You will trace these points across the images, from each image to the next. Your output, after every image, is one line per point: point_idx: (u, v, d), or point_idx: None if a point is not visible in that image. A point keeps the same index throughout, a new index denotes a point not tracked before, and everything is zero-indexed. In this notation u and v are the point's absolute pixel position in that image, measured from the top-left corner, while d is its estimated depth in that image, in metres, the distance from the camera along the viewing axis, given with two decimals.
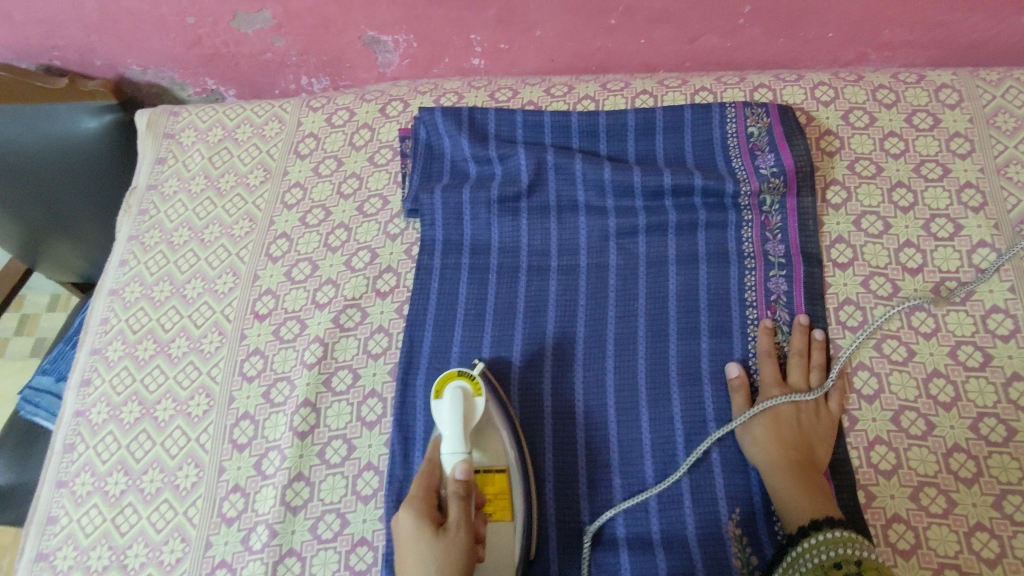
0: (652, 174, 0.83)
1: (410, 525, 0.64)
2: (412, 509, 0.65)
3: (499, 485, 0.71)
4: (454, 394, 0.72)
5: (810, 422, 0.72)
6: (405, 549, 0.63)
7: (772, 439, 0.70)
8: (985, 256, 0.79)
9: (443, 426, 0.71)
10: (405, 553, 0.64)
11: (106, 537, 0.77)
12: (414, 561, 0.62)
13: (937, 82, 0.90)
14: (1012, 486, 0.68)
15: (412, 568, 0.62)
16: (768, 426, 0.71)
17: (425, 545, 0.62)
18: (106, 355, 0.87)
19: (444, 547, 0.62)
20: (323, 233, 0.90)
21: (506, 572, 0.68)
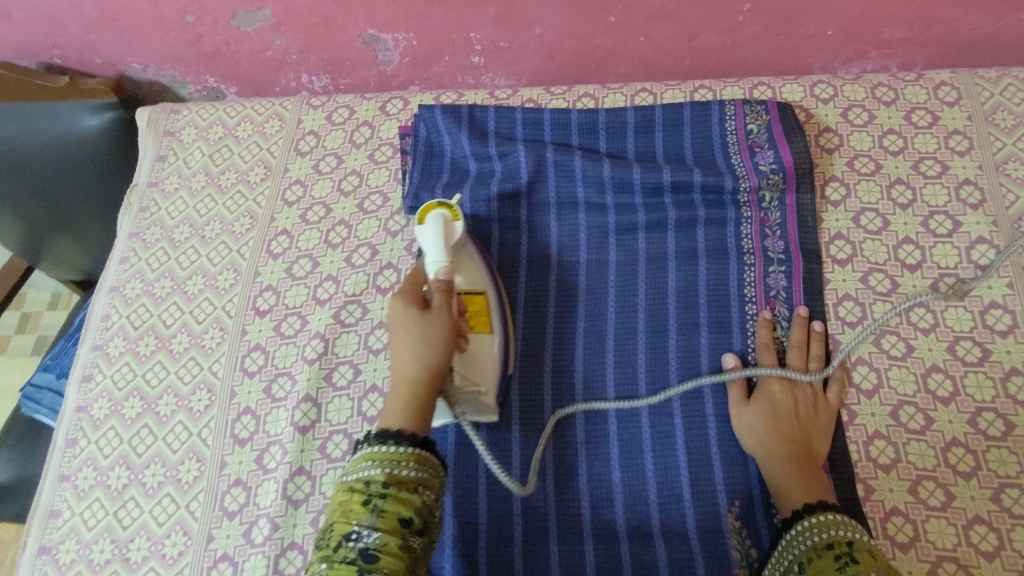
0: (651, 170, 0.83)
1: (400, 313, 0.66)
2: (399, 297, 0.67)
3: (479, 303, 0.76)
4: (435, 216, 0.76)
5: (809, 416, 0.72)
6: (395, 334, 0.65)
7: (769, 432, 0.70)
8: (983, 253, 0.79)
9: (427, 243, 0.75)
10: (394, 336, 0.65)
11: (108, 531, 0.77)
12: (405, 340, 0.64)
13: (935, 80, 0.90)
14: (1011, 480, 0.68)
15: (403, 349, 0.64)
16: (765, 416, 0.71)
17: (415, 317, 0.65)
18: (108, 351, 0.88)
19: (434, 326, 0.64)
20: (324, 230, 0.91)
21: (485, 375, 0.74)
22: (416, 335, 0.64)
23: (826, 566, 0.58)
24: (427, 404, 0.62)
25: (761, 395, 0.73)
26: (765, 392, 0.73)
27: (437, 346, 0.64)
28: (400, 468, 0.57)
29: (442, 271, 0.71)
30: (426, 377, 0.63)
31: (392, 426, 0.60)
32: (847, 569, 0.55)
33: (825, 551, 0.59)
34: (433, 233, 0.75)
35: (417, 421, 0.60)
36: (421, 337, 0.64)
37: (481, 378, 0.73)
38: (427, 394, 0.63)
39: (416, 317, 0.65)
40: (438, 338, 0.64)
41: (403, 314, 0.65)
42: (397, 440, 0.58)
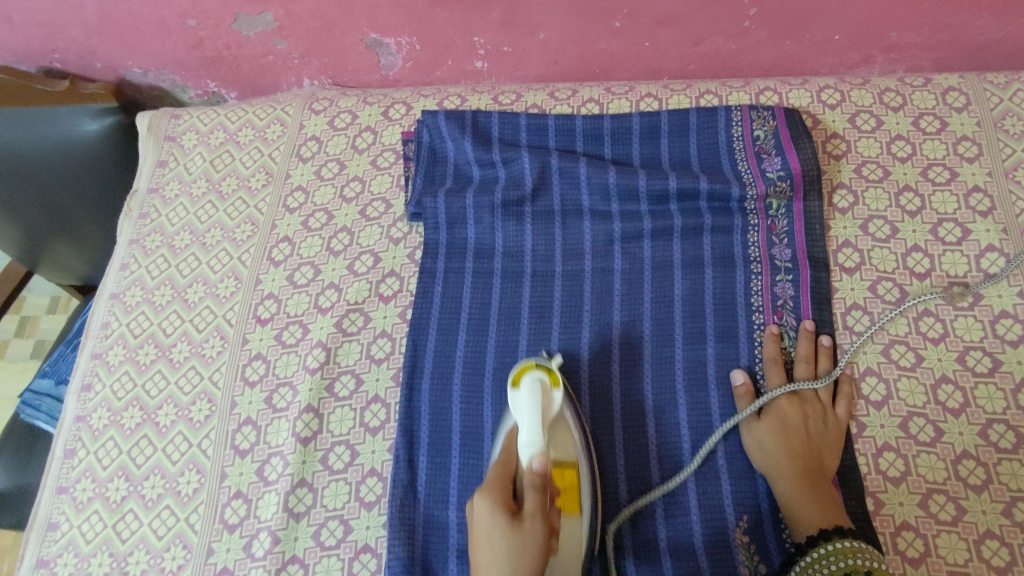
0: (657, 178, 0.82)
1: (487, 514, 0.60)
2: (486, 500, 0.61)
3: (569, 479, 0.68)
4: (531, 383, 0.70)
5: (818, 431, 0.71)
6: (479, 545, 0.60)
7: (780, 448, 0.69)
8: (993, 261, 0.78)
9: (521, 413, 0.68)
10: (477, 562, 0.60)
11: (106, 544, 0.76)
12: (490, 563, 0.58)
13: (944, 85, 0.89)
14: (1023, 494, 0.67)
15: (488, 566, 0.58)
16: (775, 435, 0.70)
17: (502, 536, 0.58)
18: (108, 360, 0.87)
19: (520, 533, 0.58)
20: (325, 237, 0.90)
21: (571, 568, 0.65)
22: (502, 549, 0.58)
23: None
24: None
25: (770, 414, 0.72)
26: (774, 409, 0.73)
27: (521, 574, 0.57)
28: None
29: (536, 457, 0.64)
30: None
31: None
32: None
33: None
34: (527, 405, 0.68)
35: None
36: (506, 555, 0.57)
37: (569, 568, 0.65)
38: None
39: (500, 532, 0.59)
40: (522, 562, 0.57)
41: (487, 523, 0.60)
42: None
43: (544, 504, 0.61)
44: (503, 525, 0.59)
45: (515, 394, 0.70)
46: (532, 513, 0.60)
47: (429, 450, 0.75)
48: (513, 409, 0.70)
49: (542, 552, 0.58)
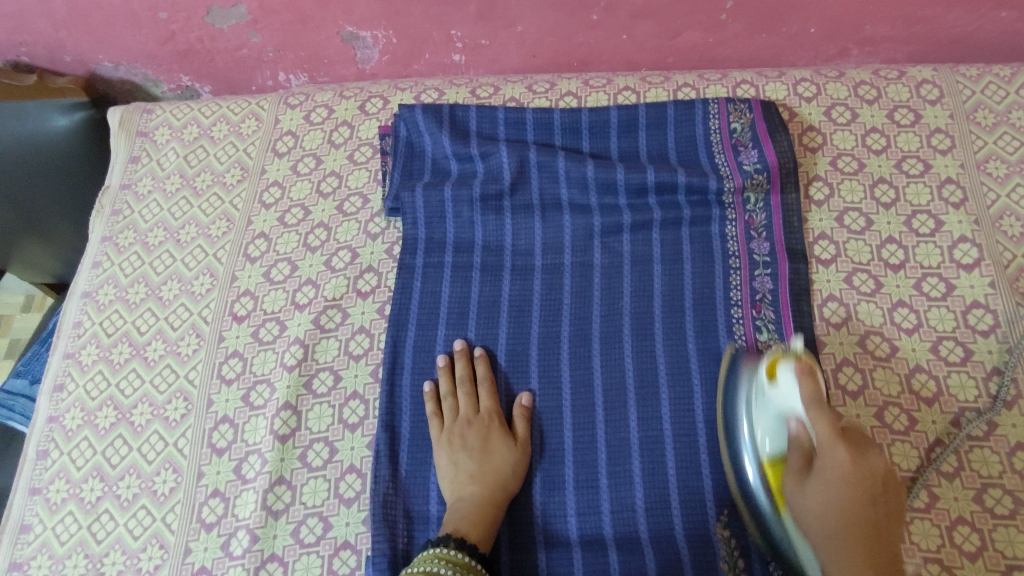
0: (635, 172, 0.82)
1: (829, 463, 0.56)
2: (826, 450, 0.57)
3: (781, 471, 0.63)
4: (790, 369, 0.62)
5: (846, 482, 0.56)
6: (807, 483, 0.58)
7: (836, 530, 0.55)
8: (966, 252, 0.79)
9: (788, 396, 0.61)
10: (800, 501, 0.58)
11: (81, 545, 0.75)
12: (812, 519, 0.57)
13: (917, 78, 0.90)
14: (994, 480, 0.69)
15: (818, 544, 0.57)
16: (829, 505, 0.56)
17: (825, 478, 0.56)
18: (81, 359, 0.85)
19: (852, 485, 0.56)
20: (302, 232, 0.89)
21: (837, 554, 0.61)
22: (832, 515, 0.56)
23: None
24: (490, 528, 0.68)
25: (818, 471, 0.57)
26: (823, 465, 0.57)
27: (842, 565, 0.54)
28: (440, 560, 0.62)
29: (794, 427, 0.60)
30: (502, 496, 0.70)
31: (457, 533, 0.66)
32: None
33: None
34: (795, 392, 0.61)
35: (478, 538, 0.66)
36: (831, 533, 0.56)
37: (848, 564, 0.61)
38: (492, 494, 0.69)
39: (813, 484, 0.57)
40: (845, 525, 0.55)
41: (801, 479, 0.59)
42: (447, 542, 0.64)
43: (532, 433, 0.75)
44: (831, 480, 0.56)
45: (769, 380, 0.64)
46: (865, 477, 0.56)
47: (409, 449, 0.75)
48: (774, 401, 0.63)
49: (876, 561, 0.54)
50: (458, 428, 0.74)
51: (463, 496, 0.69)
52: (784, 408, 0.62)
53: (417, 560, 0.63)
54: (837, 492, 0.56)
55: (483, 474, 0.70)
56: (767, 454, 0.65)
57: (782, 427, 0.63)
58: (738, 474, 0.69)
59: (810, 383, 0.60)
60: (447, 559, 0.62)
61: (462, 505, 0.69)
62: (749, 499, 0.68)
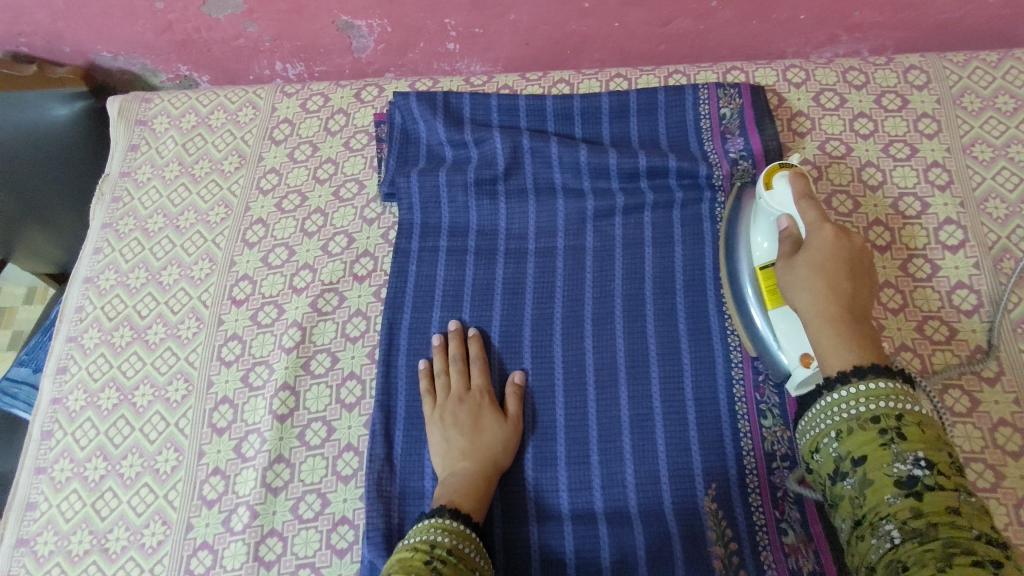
0: (626, 155, 0.84)
1: (816, 239, 0.63)
2: (814, 228, 0.63)
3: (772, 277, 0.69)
4: (784, 178, 0.68)
5: (832, 253, 0.61)
6: (793, 260, 0.64)
7: (818, 285, 0.61)
8: (951, 234, 0.81)
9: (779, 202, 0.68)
10: (787, 274, 0.64)
11: (85, 522, 0.77)
12: (796, 284, 0.62)
13: (905, 64, 0.92)
14: (976, 455, 0.70)
15: (795, 287, 0.62)
16: (815, 274, 0.61)
17: (812, 253, 0.62)
18: (82, 342, 0.87)
19: (837, 256, 0.61)
20: (299, 218, 0.90)
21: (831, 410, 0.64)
22: (816, 284, 0.61)
23: (867, 443, 0.52)
24: (483, 500, 0.69)
25: (804, 256, 0.62)
26: (810, 244, 0.63)
27: (824, 311, 0.60)
28: (435, 529, 0.63)
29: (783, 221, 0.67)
30: (494, 470, 0.72)
31: (450, 505, 0.67)
32: (891, 445, 0.51)
33: (868, 423, 0.53)
34: (788, 196, 0.67)
35: (471, 509, 0.68)
36: (813, 298, 0.60)
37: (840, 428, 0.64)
38: (484, 469, 0.71)
39: (800, 257, 0.63)
40: (828, 295, 0.60)
41: (790, 258, 0.64)
42: (443, 512, 0.65)
43: (523, 411, 0.76)
44: (816, 253, 0.62)
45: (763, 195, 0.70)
46: (846, 253, 0.62)
47: (404, 428, 0.77)
48: (768, 204, 0.69)
49: (850, 311, 0.60)
50: (450, 405, 0.75)
51: (456, 470, 0.71)
52: (775, 213, 0.68)
53: (413, 530, 0.65)
54: (823, 260, 0.61)
55: (475, 450, 0.72)
56: (762, 260, 0.70)
57: (772, 231, 0.69)
58: (733, 283, 0.75)
59: (803, 185, 0.67)
60: (442, 528, 0.64)
61: (455, 479, 0.70)
62: (741, 309, 0.73)
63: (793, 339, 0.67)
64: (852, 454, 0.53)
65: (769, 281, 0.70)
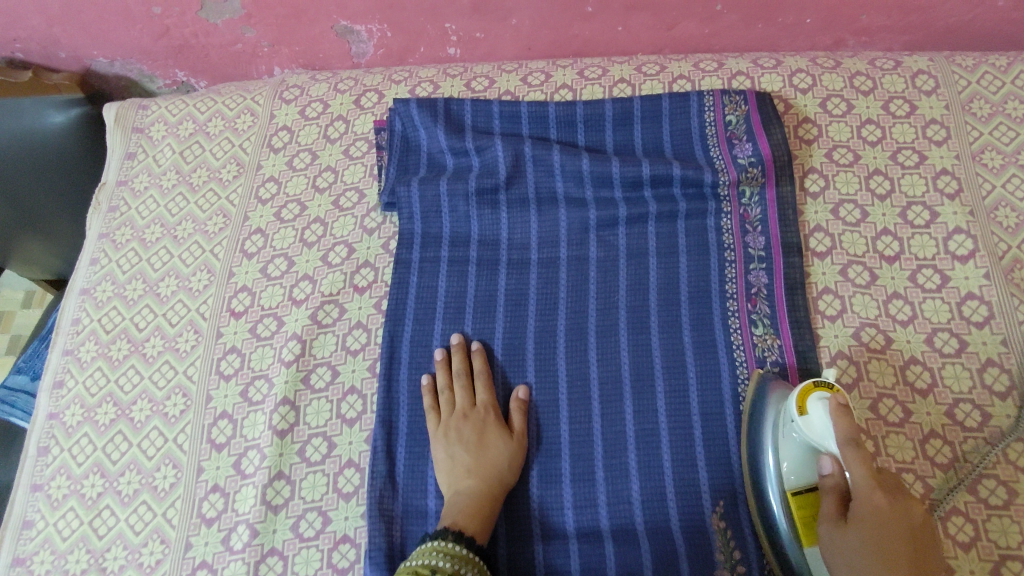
0: (630, 165, 0.82)
1: (864, 501, 0.55)
2: (864, 494, 0.55)
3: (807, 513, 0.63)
4: (823, 404, 0.61)
5: (889, 533, 0.53)
6: (845, 525, 0.56)
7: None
8: (961, 243, 0.79)
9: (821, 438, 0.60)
10: (832, 547, 0.57)
11: (83, 541, 0.75)
12: (849, 561, 0.55)
13: (914, 68, 0.90)
14: (987, 470, 0.69)
15: (842, 564, 0.55)
16: (870, 560, 0.53)
17: (868, 520, 0.54)
18: (80, 356, 0.86)
19: (896, 532, 0.53)
20: (298, 228, 0.89)
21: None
22: (867, 563, 0.53)
23: None
24: (487, 521, 0.68)
25: (856, 514, 0.55)
26: (856, 503, 0.55)
27: None
28: (437, 552, 0.62)
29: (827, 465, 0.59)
30: (499, 490, 0.70)
31: (454, 526, 0.66)
32: None
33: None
34: (829, 433, 0.59)
35: (475, 531, 0.66)
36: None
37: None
38: (489, 487, 0.70)
39: (852, 526, 0.55)
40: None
41: (838, 522, 0.57)
42: (445, 535, 0.64)
43: (528, 428, 0.75)
44: (873, 517, 0.54)
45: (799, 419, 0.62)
46: (904, 523, 0.54)
47: (407, 445, 0.75)
48: (803, 432, 0.62)
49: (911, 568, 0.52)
50: (454, 422, 0.74)
51: (460, 489, 0.70)
52: (814, 443, 0.61)
53: (415, 552, 0.64)
54: (876, 536, 0.53)
55: (480, 468, 0.71)
56: (791, 486, 0.64)
57: (807, 462, 0.63)
58: (756, 486, 0.67)
59: (845, 421, 0.59)
60: (444, 551, 0.63)
61: (460, 498, 0.69)
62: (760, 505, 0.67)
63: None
64: None
65: (804, 516, 0.63)
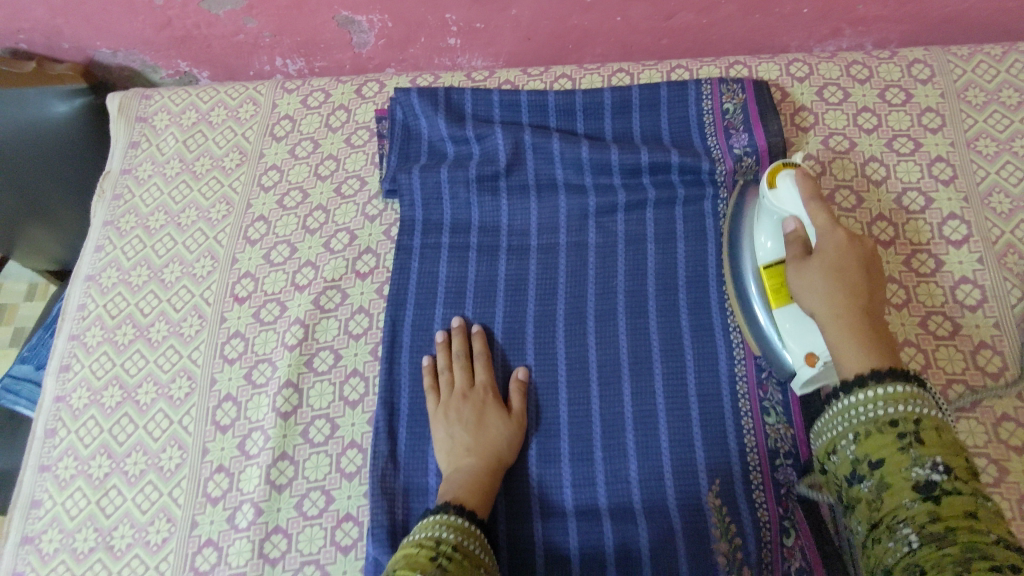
0: (629, 152, 0.84)
1: (828, 243, 0.64)
2: (825, 233, 0.64)
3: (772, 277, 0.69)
4: (790, 177, 0.69)
5: (842, 256, 0.63)
6: (806, 264, 0.64)
7: (835, 288, 0.62)
8: (955, 228, 0.80)
9: (789, 205, 0.68)
10: (799, 276, 0.65)
11: (90, 520, 0.77)
12: (812, 284, 0.63)
13: (909, 57, 0.91)
14: (980, 450, 0.70)
15: (806, 284, 0.64)
16: (830, 283, 0.62)
17: (827, 260, 0.63)
18: (86, 341, 0.87)
19: (849, 259, 0.63)
20: (301, 215, 0.90)
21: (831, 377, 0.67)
22: (827, 283, 0.62)
23: (884, 449, 0.53)
24: (486, 497, 0.69)
25: (818, 253, 0.64)
26: (820, 251, 0.64)
27: (841, 290, 0.62)
28: (439, 526, 0.63)
29: (790, 224, 0.67)
30: (499, 467, 0.72)
31: (454, 501, 0.67)
32: (909, 450, 0.51)
33: (886, 428, 0.53)
34: (795, 198, 0.68)
35: (475, 506, 0.68)
36: (826, 284, 0.62)
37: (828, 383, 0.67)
38: (489, 466, 0.71)
39: (814, 261, 0.64)
40: (843, 297, 0.61)
41: (800, 261, 0.65)
42: (447, 509, 0.65)
43: (527, 408, 0.76)
44: (832, 259, 0.63)
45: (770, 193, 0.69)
46: (856, 258, 0.64)
47: (409, 426, 0.76)
48: (774, 205, 0.69)
49: (864, 308, 0.61)
50: (454, 401, 0.75)
51: (460, 467, 0.71)
52: (783, 212, 0.69)
53: (418, 527, 0.65)
54: (836, 265, 0.63)
55: (480, 446, 0.72)
56: (762, 258, 0.70)
57: (777, 232, 0.70)
58: (734, 281, 0.74)
59: (810, 185, 0.67)
60: (447, 524, 0.64)
61: (460, 475, 0.70)
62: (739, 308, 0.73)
63: (800, 337, 0.67)
64: (870, 458, 0.53)
65: (773, 278, 0.69)
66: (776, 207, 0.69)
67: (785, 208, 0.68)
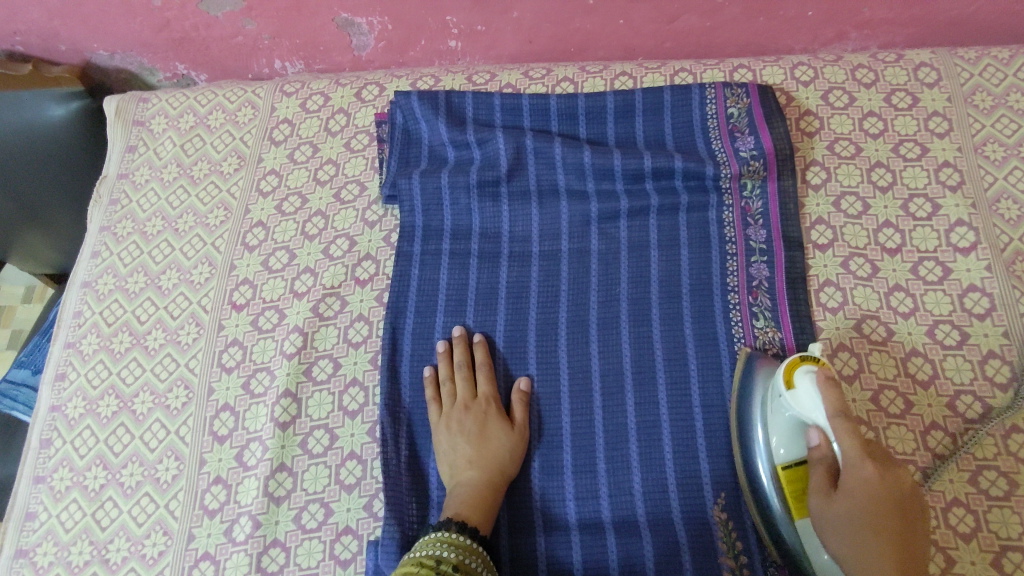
0: (632, 158, 0.82)
1: (857, 479, 0.55)
2: (855, 463, 0.55)
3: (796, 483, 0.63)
4: (809, 376, 0.61)
5: (873, 497, 0.54)
6: (834, 496, 0.57)
7: (863, 542, 0.53)
8: (963, 236, 0.79)
9: (810, 411, 0.60)
10: (824, 518, 0.57)
11: (86, 532, 0.76)
12: (840, 533, 0.55)
13: (916, 61, 0.90)
14: (988, 462, 0.69)
15: (834, 526, 0.56)
16: (855, 527, 0.54)
17: (856, 499, 0.54)
18: (82, 349, 0.86)
19: (877, 505, 0.53)
20: (299, 220, 0.89)
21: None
22: (852, 531, 0.54)
23: None
24: (487, 512, 0.68)
25: (845, 488, 0.55)
26: (849, 475, 0.55)
27: (871, 534, 0.53)
28: (439, 544, 0.62)
29: (817, 437, 0.60)
30: (500, 479, 0.71)
31: (454, 517, 0.66)
32: None
33: None
34: (816, 403, 0.60)
35: (475, 522, 0.67)
36: (850, 525, 0.54)
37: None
38: (491, 478, 0.70)
39: (840, 500, 0.56)
40: (865, 547, 0.53)
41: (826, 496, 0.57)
42: (447, 526, 0.64)
43: (530, 419, 0.75)
44: (863, 501, 0.54)
45: (788, 394, 0.62)
46: (891, 493, 0.54)
47: (409, 438, 0.75)
48: (792, 406, 0.62)
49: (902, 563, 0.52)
50: (456, 413, 0.74)
51: (462, 480, 0.70)
52: (803, 417, 0.61)
53: (418, 544, 0.64)
54: (865, 505, 0.54)
55: (481, 458, 0.71)
56: (781, 459, 0.64)
57: (795, 433, 0.63)
58: (746, 450, 0.68)
59: (833, 395, 0.59)
60: (448, 542, 0.63)
61: (461, 490, 0.69)
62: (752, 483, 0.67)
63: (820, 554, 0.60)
64: None
65: (794, 487, 0.63)
66: (798, 410, 0.61)
67: (807, 413, 0.61)
